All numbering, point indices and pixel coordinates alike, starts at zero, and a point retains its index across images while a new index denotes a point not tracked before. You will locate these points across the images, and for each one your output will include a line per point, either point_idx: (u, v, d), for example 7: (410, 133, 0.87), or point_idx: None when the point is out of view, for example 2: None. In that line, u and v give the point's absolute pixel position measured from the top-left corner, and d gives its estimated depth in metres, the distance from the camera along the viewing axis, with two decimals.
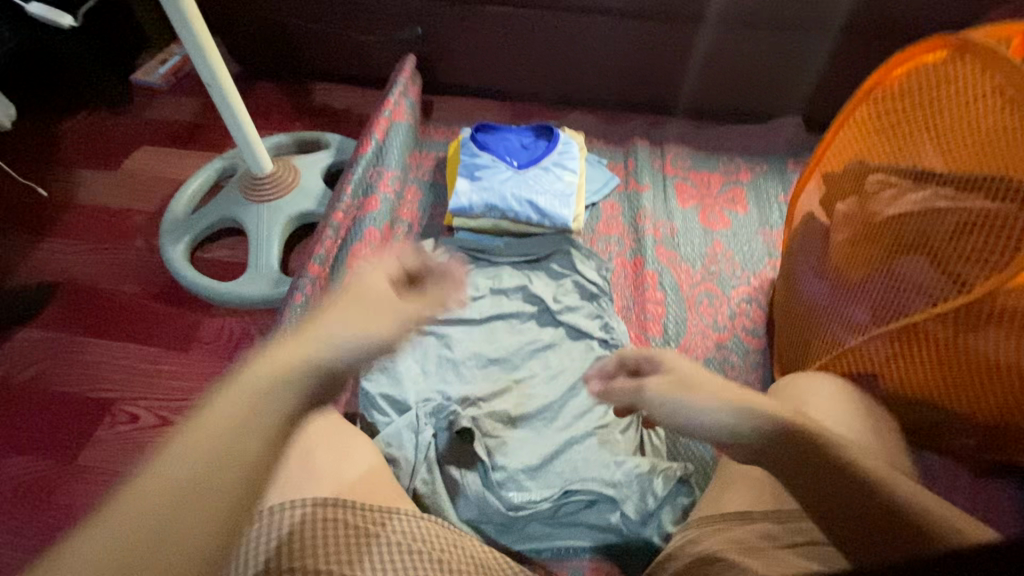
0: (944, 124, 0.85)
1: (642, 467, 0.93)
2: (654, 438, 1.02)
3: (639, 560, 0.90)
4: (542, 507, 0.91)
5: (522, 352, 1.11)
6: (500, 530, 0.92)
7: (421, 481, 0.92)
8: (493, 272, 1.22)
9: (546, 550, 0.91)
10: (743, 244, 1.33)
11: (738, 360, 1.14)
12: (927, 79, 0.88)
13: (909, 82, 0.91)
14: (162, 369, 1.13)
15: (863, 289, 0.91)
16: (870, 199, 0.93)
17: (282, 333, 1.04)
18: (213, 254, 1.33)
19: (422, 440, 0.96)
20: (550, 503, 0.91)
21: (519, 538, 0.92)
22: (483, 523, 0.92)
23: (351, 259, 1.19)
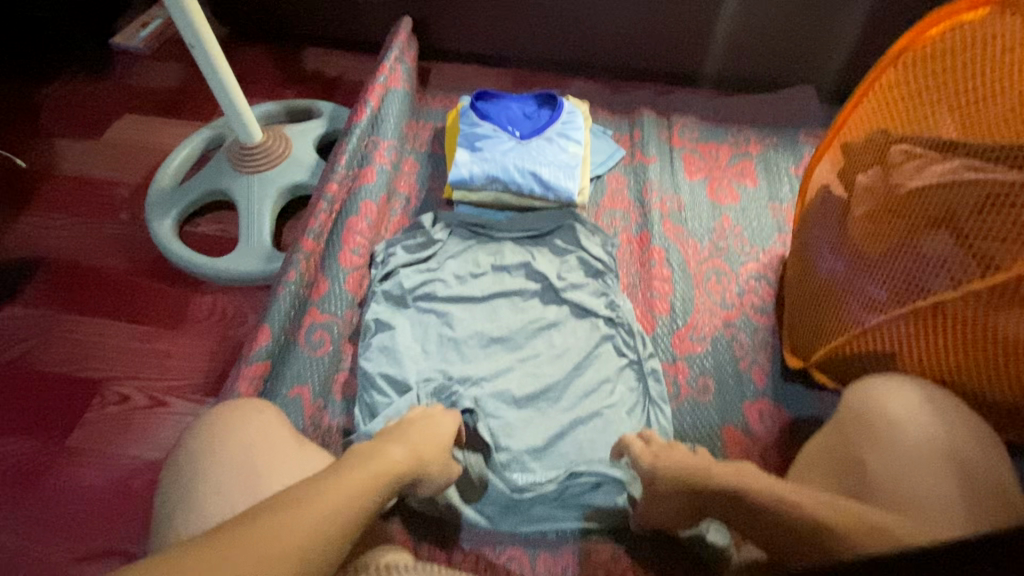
0: (975, 88, 0.82)
1: None
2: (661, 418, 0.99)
3: (650, 543, 0.87)
4: (547, 489, 0.89)
5: (525, 331, 1.07)
6: (502, 514, 0.89)
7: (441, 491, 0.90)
8: (494, 248, 1.18)
9: (550, 533, 0.88)
10: (752, 219, 1.29)
11: (747, 338, 1.11)
12: (965, 40, 0.83)
13: (946, 42, 0.86)
14: (151, 349, 1.08)
15: (881, 266, 0.87)
16: (893, 170, 0.88)
17: (275, 310, 0.99)
18: (202, 228, 1.28)
19: None
20: (555, 485, 0.89)
21: (523, 522, 0.89)
22: (486, 506, 0.90)
23: (347, 234, 1.14)
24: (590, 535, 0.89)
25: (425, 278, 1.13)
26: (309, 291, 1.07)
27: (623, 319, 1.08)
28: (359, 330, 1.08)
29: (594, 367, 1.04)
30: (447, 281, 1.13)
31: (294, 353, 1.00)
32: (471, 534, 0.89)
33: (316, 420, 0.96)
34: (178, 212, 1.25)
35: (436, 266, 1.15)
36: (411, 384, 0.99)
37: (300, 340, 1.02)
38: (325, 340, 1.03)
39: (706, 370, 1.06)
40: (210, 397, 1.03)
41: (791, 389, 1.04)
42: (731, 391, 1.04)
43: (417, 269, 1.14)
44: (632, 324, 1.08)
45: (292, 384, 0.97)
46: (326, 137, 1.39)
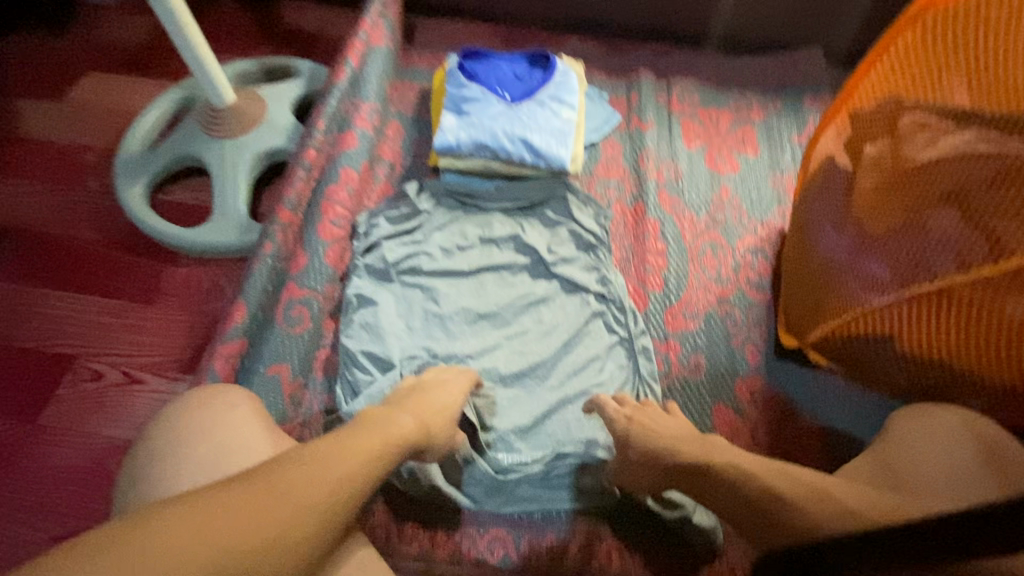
0: (994, 54, 0.78)
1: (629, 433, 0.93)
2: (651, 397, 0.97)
3: (635, 524, 0.86)
4: (532, 469, 0.88)
5: (513, 307, 1.04)
6: (485, 495, 0.88)
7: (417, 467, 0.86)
8: (482, 219, 1.13)
9: (534, 513, 0.87)
10: (751, 190, 1.23)
11: (741, 315, 1.08)
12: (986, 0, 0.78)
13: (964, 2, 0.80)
14: (125, 323, 1.04)
15: (886, 244, 0.84)
16: (904, 143, 0.86)
17: (250, 286, 0.95)
18: (175, 196, 1.21)
19: None
20: (541, 466, 0.88)
21: (507, 502, 0.88)
22: (470, 487, 0.88)
23: (326, 204, 1.08)
24: (576, 515, 0.88)
25: (410, 250, 1.08)
26: (287, 265, 1.03)
27: (615, 296, 1.05)
28: (341, 306, 1.03)
29: (584, 344, 1.01)
30: (433, 254, 1.08)
31: (271, 329, 0.97)
32: (456, 515, 0.87)
33: (296, 398, 0.94)
34: (149, 179, 1.19)
35: (422, 238, 1.10)
36: (395, 361, 0.96)
37: (277, 317, 0.98)
38: (304, 317, 0.99)
39: (698, 348, 1.03)
40: (187, 374, 1.00)
41: (783, 368, 1.02)
42: (723, 371, 1.01)
43: (402, 242, 1.09)
44: (623, 300, 1.04)
45: (270, 362, 0.94)
46: (304, 98, 1.31)
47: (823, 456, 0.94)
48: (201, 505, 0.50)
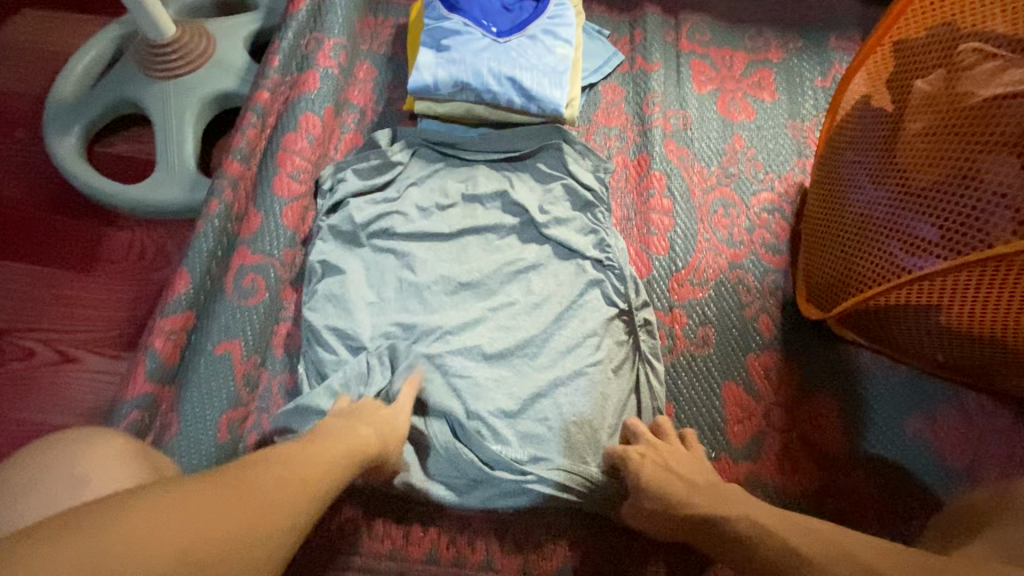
0: None
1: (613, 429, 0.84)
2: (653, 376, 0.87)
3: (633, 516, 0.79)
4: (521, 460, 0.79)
5: (499, 274, 0.92)
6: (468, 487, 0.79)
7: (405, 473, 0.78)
8: (465, 174, 0.99)
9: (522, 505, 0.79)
10: (769, 141, 1.09)
11: (755, 282, 0.96)
12: None
13: None
14: (57, 294, 0.92)
15: (933, 201, 0.71)
16: (961, 75, 0.71)
17: (195, 250, 0.85)
18: (115, 149, 1.06)
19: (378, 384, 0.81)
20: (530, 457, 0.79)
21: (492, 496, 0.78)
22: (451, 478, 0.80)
23: (284, 156, 0.94)
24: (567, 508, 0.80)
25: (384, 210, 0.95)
26: (240, 227, 0.90)
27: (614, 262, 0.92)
28: (303, 274, 0.91)
29: (580, 317, 0.89)
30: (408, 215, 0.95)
31: (220, 301, 0.84)
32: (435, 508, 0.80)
33: (251, 379, 0.83)
34: (82, 128, 1.03)
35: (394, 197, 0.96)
36: (364, 338, 0.85)
37: (227, 287, 0.85)
38: (259, 286, 0.86)
39: (707, 320, 0.92)
40: (130, 351, 0.88)
41: (800, 340, 0.91)
42: (733, 346, 0.91)
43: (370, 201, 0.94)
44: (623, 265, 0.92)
45: (220, 339, 0.82)
46: (261, 34, 1.14)
47: (841, 438, 0.85)
48: (160, 502, 0.47)
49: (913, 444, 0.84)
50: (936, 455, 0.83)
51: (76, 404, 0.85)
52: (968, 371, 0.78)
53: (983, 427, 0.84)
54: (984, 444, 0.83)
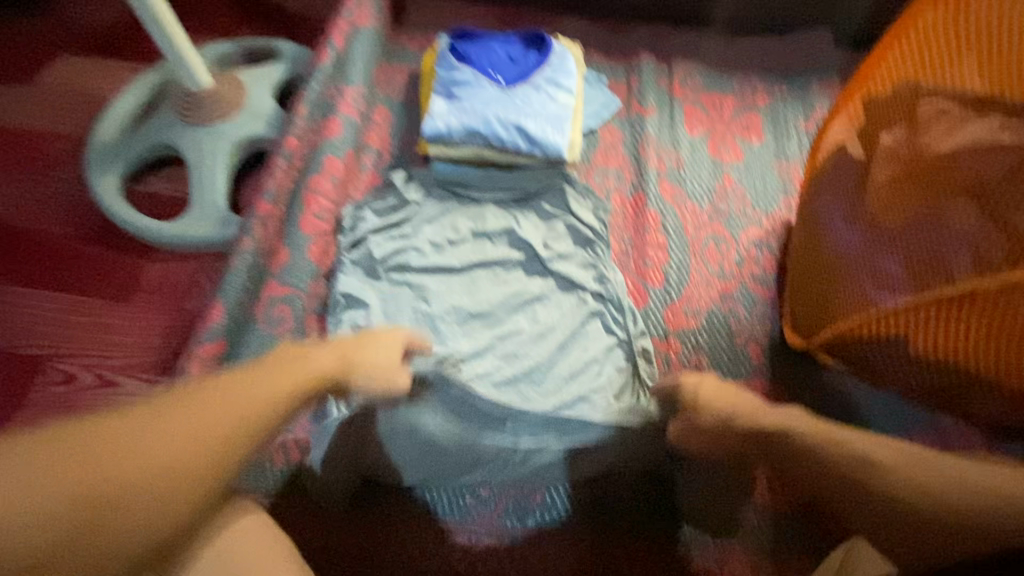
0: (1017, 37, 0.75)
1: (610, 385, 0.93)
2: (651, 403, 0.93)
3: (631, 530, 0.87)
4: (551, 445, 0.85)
5: (506, 306, 0.99)
6: (481, 502, 0.87)
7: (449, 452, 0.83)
8: (475, 212, 1.07)
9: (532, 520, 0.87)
10: (756, 180, 1.18)
11: (744, 312, 1.03)
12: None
13: None
14: (97, 322, 0.99)
15: (900, 241, 0.80)
16: (922, 132, 0.84)
17: (228, 284, 0.92)
18: (151, 187, 1.15)
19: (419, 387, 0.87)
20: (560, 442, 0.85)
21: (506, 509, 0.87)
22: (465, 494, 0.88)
23: (309, 196, 1.03)
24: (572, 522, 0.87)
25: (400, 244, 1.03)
26: (268, 261, 0.98)
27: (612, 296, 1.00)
28: (328, 304, 0.98)
29: (582, 345, 0.97)
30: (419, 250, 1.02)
31: (251, 330, 0.92)
32: (449, 523, 0.87)
33: None
34: (122, 169, 1.12)
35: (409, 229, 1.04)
36: None
37: (257, 317, 0.93)
38: (286, 316, 0.94)
39: (700, 348, 0.99)
40: (163, 376, 0.95)
41: (787, 367, 0.98)
42: (725, 374, 0.97)
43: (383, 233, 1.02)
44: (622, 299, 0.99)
45: (251, 365, 0.90)
46: (288, 82, 1.24)
47: (825, 463, 0.91)
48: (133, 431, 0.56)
49: None
50: None
51: None
52: (942, 402, 0.84)
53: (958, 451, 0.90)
54: None
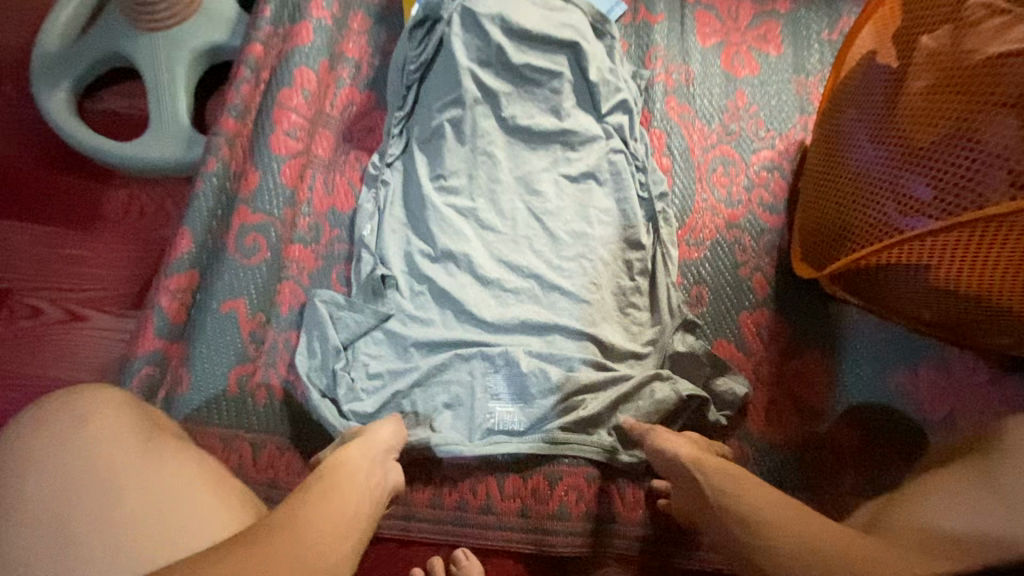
0: None
1: (605, 248, 0.90)
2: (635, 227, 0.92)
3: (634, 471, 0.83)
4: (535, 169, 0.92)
5: (495, 225, 0.89)
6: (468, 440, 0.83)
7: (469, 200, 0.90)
8: (498, 179, 0.91)
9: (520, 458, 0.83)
10: (772, 96, 1.07)
11: (750, 241, 0.97)
12: None
13: None
14: (61, 254, 0.93)
15: (928, 158, 0.72)
16: (967, 30, 0.70)
17: (195, 209, 0.86)
18: (107, 104, 1.04)
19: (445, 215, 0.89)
20: (502, 215, 0.90)
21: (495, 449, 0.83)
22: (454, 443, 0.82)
23: (279, 112, 0.93)
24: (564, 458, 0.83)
25: (399, 234, 0.90)
26: (237, 184, 0.90)
27: (645, 162, 0.95)
28: (308, 235, 0.91)
29: (527, 248, 0.89)
30: (461, 128, 0.92)
31: (223, 261, 0.86)
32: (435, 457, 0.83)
33: (257, 336, 0.84)
34: (71, 83, 1.00)
35: (406, 357, 0.84)
36: (433, 183, 0.91)
37: (229, 246, 0.86)
38: (261, 245, 0.87)
39: (701, 279, 0.94)
40: (135, 310, 0.90)
41: (791, 296, 0.94)
42: (729, 306, 0.93)
43: (375, 185, 0.93)
44: (645, 162, 0.95)
45: (224, 298, 0.84)
46: None
47: (829, 389, 0.90)
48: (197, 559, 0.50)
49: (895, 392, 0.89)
50: (915, 407, 0.88)
51: (89, 359, 0.87)
52: (955, 329, 0.82)
53: (963, 381, 0.89)
54: (960, 397, 0.88)
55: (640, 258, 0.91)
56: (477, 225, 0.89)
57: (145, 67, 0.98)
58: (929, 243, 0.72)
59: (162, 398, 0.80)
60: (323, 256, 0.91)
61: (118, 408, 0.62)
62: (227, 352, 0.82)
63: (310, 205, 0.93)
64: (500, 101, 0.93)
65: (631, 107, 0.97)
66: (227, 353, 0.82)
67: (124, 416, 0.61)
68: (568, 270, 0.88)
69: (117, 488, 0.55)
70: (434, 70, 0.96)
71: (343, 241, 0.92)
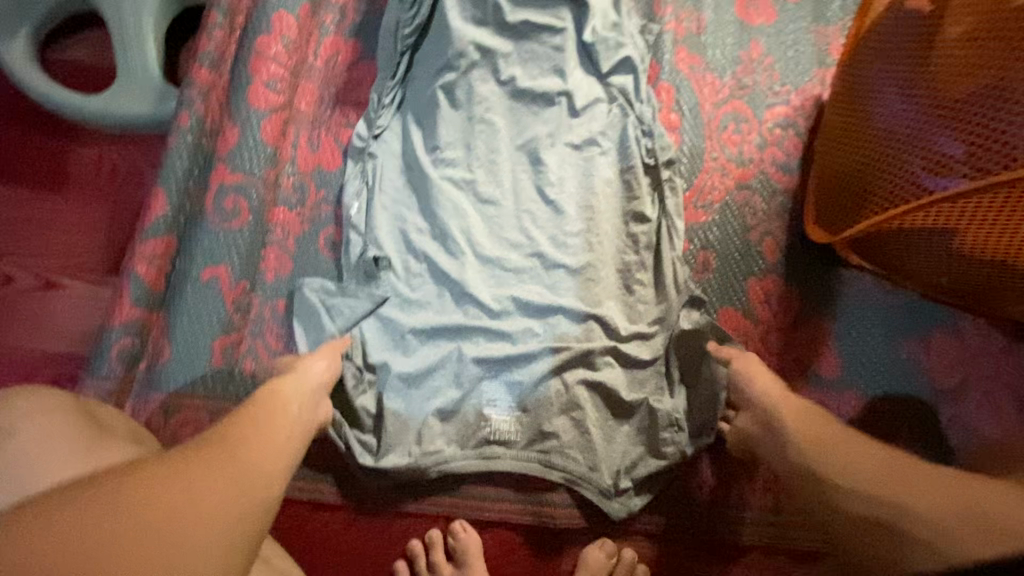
0: None
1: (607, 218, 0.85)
2: (640, 194, 0.86)
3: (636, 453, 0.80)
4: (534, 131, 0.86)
5: (492, 189, 0.84)
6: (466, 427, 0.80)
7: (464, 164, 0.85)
8: (495, 140, 0.85)
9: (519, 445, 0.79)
10: (789, 47, 1.00)
11: (762, 204, 0.92)
12: None
13: None
14: (30, 217, 0.87)
15: (962, 111, 0.66)
16: None
17: (170, 168, 0.81)
18: (69, 54, 0.96)
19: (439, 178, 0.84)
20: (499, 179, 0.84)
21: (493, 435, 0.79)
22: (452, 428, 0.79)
23: (256, 63, 0.86)
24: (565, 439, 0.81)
25: (390, 210, 0.84)
26: (214, 142, 0.83)
27: (652, 126, 0.87)
28: (292, 199, 0.85)
29: (526, 215, 0.83)
30: (457, 95, 0.86)
31: (202, 225, 0.80)
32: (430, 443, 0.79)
33: (242, 305, 0.80)
34: (30, 31, 0.91)
35: (405, 347, 0.80)
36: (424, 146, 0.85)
37: (208, 209, 0.80)
38: (241, 208, 0.81)
39: (710, 244, 0.90)
40: (112, 278, 0.86)
41: (803, 264, 0.90)
42: (737, 276, 0.89)
43: (362, 160, 0.86)
44: (652, 126, 0.87)
45: (204, 264, 0.79)
46: None
47: (839, 361, 0.87)
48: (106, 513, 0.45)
49: (906, 363, 0.86)
50: (926, 377, 0.86)
51: (69, 329, 0.83)
52: (973, 295, 0.78)
53: (976, 348, 0.86)
54: (973, 365, 0.85)
55: (646, 231, 0.86)
56: (472, 191, 0.84)
57: (107, 12, 0.89)
58: (957, 204, 0.67)
59: (144, 368, 0.77)
60: (310, 219, 0.86)
61: (52, 413, 0.55)
62: (208, 324, 0.78)
63: (294, 164, 0.87)
64: (500, 62, 0.87)
65: (636, 65, 0.88)
66: (210, 325, 0.78)
67: (59, 422, 0.55)
68: (569, 248, 0.82)
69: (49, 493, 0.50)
70: (429, 38, 0.88)
71: (330, 204, 0.87)
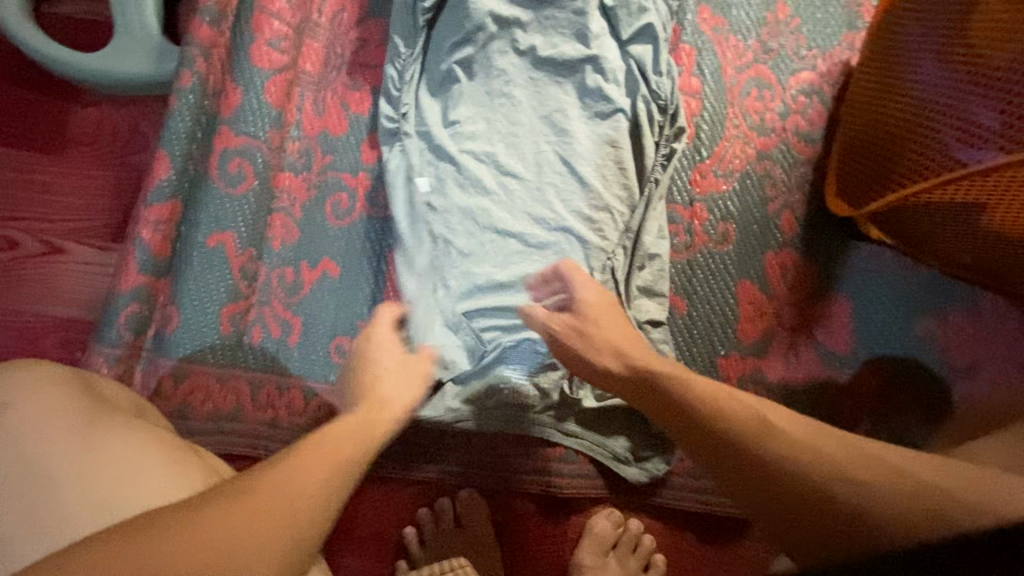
0: None
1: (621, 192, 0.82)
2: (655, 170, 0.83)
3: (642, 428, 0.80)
4: (546, 97, 0.83)
5: (499, 158, 0.81)
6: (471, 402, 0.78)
7: (474, 130, 0.82)
8: (506, 106, 0.82)
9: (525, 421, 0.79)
10: (818, 8, 0.94)
11: (782, 175, 0.89)
12: None
13: None
14: (33, 179, 0.86)
15: (1002, 79, 0.62)
16: None
17: (171, 130, 0.77)
18: (65, 8, 0.92)
19: (447, 145, 0.81)
20: (509, 147, 0.82)
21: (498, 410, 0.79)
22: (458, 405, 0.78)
23: (259, 20, 0.82)
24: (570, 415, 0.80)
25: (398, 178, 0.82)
26: (216, 102, 0.80)
27: (669, 101, 0.83)
28: (296, 164, 0.83)
29: (537, 185, 0.81)
30: (474, 68, 0.83)
31: (206, 189, 0.79)
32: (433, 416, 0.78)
33: (248, 273, 0.79)
34: None
35: (453, 325, 0.77)
36: (433, 113, 0.83)
37: (212, 172, 0.79)
38: (246, 172, 0.79)
39: (728, 216, 0.87)
40: (118, 244, 0.85)
41: (822, 238, 0.88)
42: (756, 251, 0.86)
43: (396, 142, 0.83)
44: (674, 100, 0.83)
45: (210, 231, 0.78)
46: None
47: (854, 338, 0.86)
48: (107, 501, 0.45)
49: (920, 343, 0.85)
50: (941, 354, 0.85)
51: (76, 294, 0.83)
52: (998, 272, 0.76)
53: (992, 328, 0.85)
54: (988, 345, 0.84)
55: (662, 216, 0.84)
56: (482, 159, 0.81)
57: None
58: (992, 179, 0.64)
59: (153, 335, 0.76)
60: (316, 185, 0.84)
61: (62, 386, 0.55)
62: (214, 293, 0.77)
63: (300, 127, 0.84)
64: (517, 30, 0.83)
65: (658, 33, 0.84)
66: (214, 295, 0.77)
67: (59, 393, 0.54)
68: (584, 226, 0.80)
69: (57, 465, 0.49)
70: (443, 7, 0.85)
71: (336, 169, 0.84)
